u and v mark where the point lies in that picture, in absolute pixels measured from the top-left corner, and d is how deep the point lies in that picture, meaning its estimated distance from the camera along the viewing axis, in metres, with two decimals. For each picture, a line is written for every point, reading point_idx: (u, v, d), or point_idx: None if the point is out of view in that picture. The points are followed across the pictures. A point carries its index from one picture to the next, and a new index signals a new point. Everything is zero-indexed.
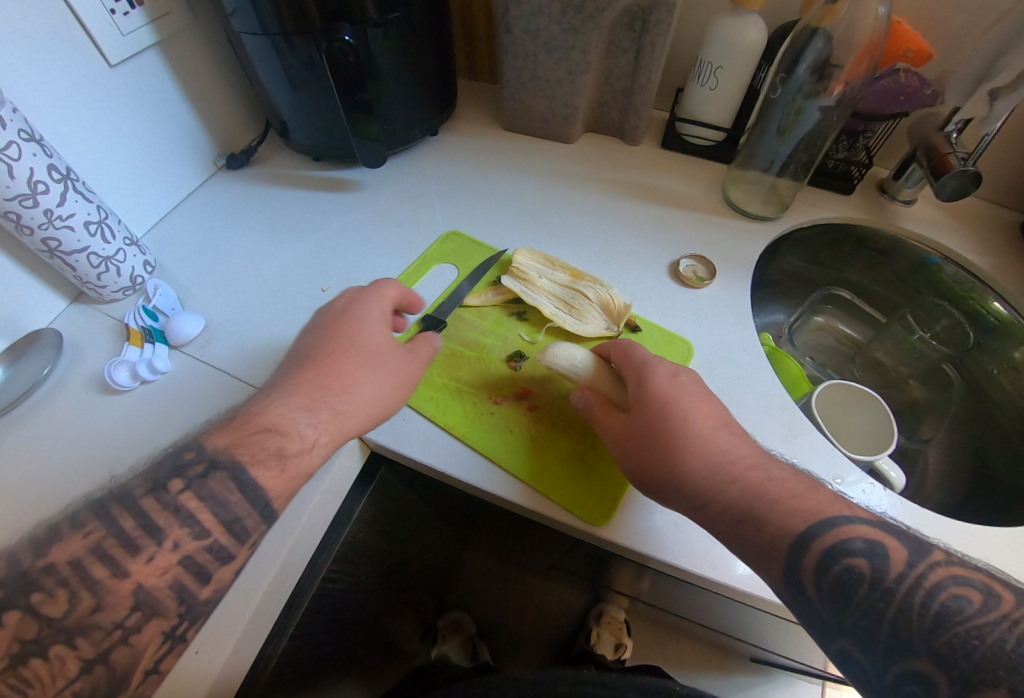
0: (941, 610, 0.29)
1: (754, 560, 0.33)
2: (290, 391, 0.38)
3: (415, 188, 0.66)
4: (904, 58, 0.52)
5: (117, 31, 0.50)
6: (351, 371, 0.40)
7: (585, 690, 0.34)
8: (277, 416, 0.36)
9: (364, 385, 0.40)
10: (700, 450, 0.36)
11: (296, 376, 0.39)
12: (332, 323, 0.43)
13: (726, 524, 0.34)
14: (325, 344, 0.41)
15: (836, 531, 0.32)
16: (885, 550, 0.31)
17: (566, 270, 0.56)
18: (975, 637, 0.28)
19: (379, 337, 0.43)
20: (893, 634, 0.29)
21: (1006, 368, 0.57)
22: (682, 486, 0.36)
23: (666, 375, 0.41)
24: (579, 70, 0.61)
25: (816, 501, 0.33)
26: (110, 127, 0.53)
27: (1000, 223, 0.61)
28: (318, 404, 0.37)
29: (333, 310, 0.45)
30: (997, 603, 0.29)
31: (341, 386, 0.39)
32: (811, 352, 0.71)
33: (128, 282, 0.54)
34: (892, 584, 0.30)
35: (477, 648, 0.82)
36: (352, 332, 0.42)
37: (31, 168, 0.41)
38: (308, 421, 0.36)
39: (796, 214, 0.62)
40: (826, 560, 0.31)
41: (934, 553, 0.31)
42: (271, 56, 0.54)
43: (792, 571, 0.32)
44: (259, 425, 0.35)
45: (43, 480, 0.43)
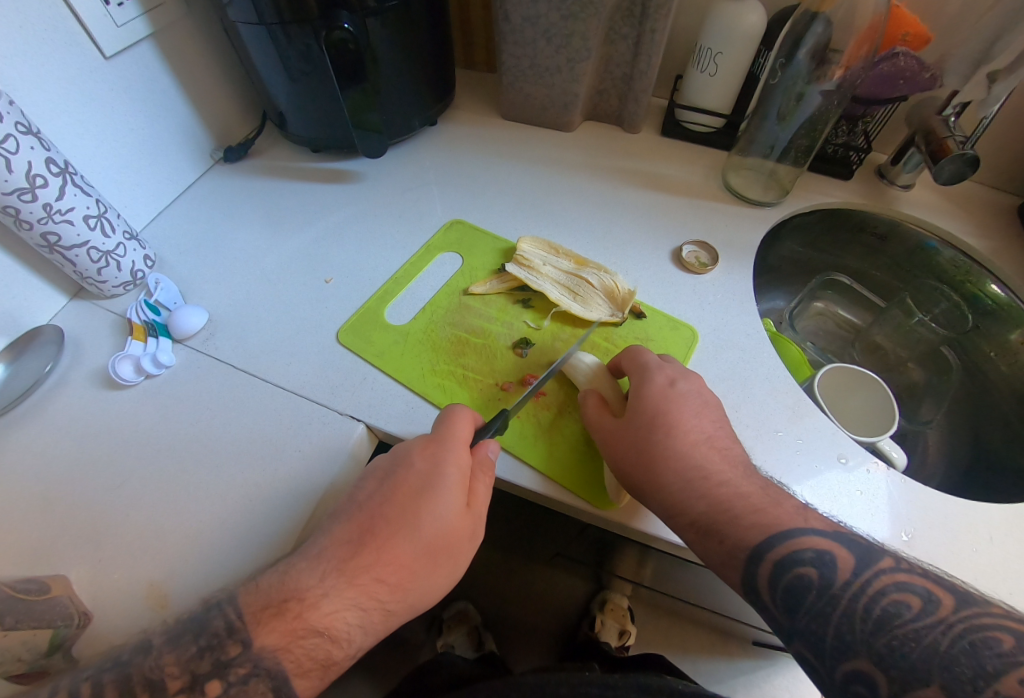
0: (883, 613, 0.31)
1: (717, 569, 0.36)
2: (344, 577, 0.33)
3: (415, 178, 0.66)
4: (903, 40, 0.51)
5: (111, 21, 0.49)
6: (414, 560, 0.35)
7: (587, 690, 0.35)
8: (328, 615, 0.32)
9: (424, 579, 0.35)
10: (677, 464, 0.37)
11: (350, 553, 0.34)
12: (398, 477, 0.37)
13: (693, 536, 0.36)
14: (386, 511, 0.36)
15: (786, 543, 0.34)
16: (834, 560, 0.33)
17: (570, 257, 0.56)
18: (911, 639, 0.30)
19: (442, 515, 0.36)
20: (838, 637, 0.32)
21: (1002, 350, 0.58)
22: (658, 494, 0.37)
23: (661, 385, 0.42)
24: (578, 57, 0.61)
25: (776, 513, 0.35)
26: (106, 120, 0.53)
27: (997, 206, 0.62)
28: (371, 602, 0.33)
29: (415, 453, 0.38)
30: (936, 608, 0.31)
31: (398, 581, 0.34)
32: (812, 336, 0.72)
33: (128, 277, 0.53)
34: (838, 591, 0.33)
35: (483, 638, 0.79)
36: (422, 502, 0.36)
37: (29, 161, 0.41)
38: (356, 621, 0.33)
39: (796, 200, 0.62)
40: (777, 569, 0.34)
41: (880, 561, 0.33)
42: (269, 47, 0.53)
43: (750, 578, 0.35)
44: (309, 626, 0.32)
45: (50, 477, 0.43)
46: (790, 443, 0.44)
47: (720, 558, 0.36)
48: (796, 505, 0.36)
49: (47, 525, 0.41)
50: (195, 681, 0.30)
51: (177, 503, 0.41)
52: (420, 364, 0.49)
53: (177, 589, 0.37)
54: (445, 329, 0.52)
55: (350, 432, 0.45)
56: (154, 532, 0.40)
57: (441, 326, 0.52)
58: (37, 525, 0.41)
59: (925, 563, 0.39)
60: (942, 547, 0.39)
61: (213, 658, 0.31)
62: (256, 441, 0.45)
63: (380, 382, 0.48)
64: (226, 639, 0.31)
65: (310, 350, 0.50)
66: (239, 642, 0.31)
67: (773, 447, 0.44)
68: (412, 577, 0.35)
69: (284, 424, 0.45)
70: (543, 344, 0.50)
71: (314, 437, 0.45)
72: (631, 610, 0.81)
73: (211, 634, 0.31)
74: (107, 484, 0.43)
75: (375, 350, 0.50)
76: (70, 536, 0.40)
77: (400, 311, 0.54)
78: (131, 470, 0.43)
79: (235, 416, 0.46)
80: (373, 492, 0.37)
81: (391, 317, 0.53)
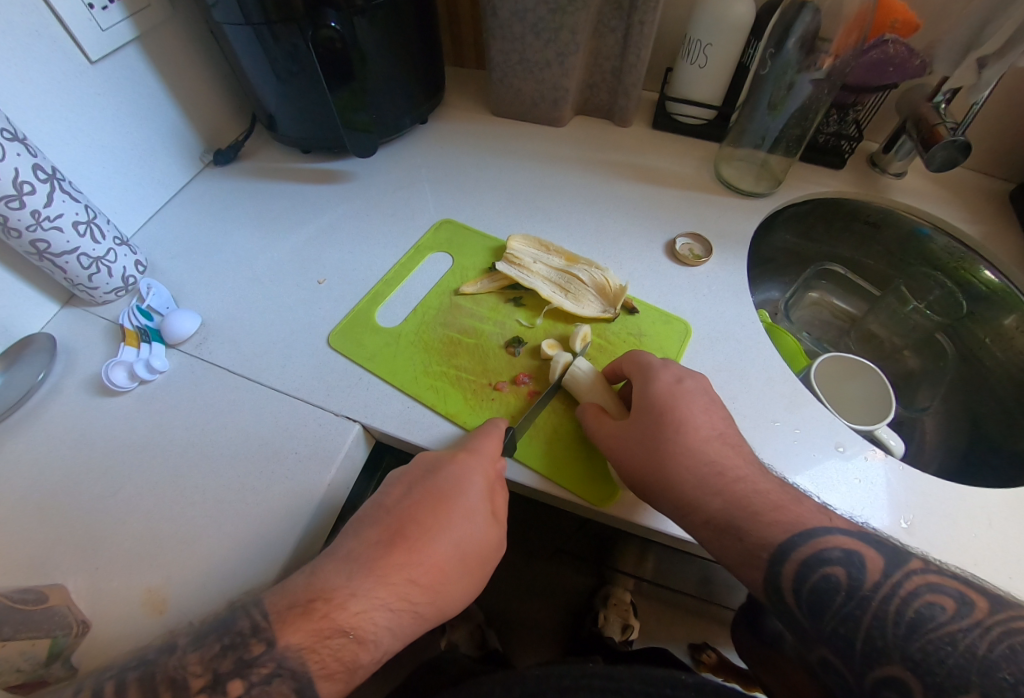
0: (916, 616, 0.31)
1: (737, 568, 0.36)
2: (374, 577, 0.33)
3: (406, 177, 0.65)
4: (892, 28, 0.51)
5: (95, 25, 0.49)
6: (448, 562, 0.35)
7: (593, 683, 0.35)
8: (356, 615, 0.32)
9: (455, 582, 0.35)
10: (687, 460, 0.37)
11: (380, 554, 0.34)
12: (432, 479, 0.38)
13: (708, 534, 0.36)
14: (417, 514, 0.36)
15: (812, 542, 0.34)
16: (862, 561, 0.33)
17: (560, 254, 0.56)
18: (947, 644, 0.30)
19: (475, 514, 0.37)
20: (869, 641, 0.32)
21: (996, 335, 0.58)
22: (671, 494, 0.37)
23: (668, 381, 0.41)
24: (568, 51, 0.60)
25: (797, 511, 0.35)
26: (92, 125, 0.52)
27: (988, 192, 0.62)
28: (401, 603, 0.33)
29: (446, 459, 0.39)
30: (972, 611, 0.30)
31: (431, 583, 0.34)
32: (807, 326, 0.71)
33: (120, 283, 0.53)
34: (868, 592, 0.32)
35: (486, 637, 0.77)
36: (455, 506, 0.36)
37: (16, 168, 0.40)
38: (385, 623, 0.33)
39: (788, 189, 0.62)
40: (803, 568, 0.34)
41: (910, 562, 0.33)
42: (255, 47, 0.53)
43: (773, 579, 0.35)
44: (336, 625, 0.32)
45: (46, 485, 0.43)
46: (787, 433, 0.44)
47: (740, 557, 0.36)
48: (816, 507, 0.36)
49: (44, 534, 0.40)
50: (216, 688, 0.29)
51: (174, 508, 0.41)
52: (413, 365, 0.49)
53: (177, 594, 0.37)
54: (437, 330, 0.51)
55: (346, 432, 0.45)
56: (150, 538, 0.40)
57: (433, 326, 0.52)
58: (34, 533, 0.40)
59: (925, 551, 0.38)
60: (941, 534, 0.39)
61: (236, 656, 0.31)
62: (254, 442, 0.44)
63: (374, 383, 0.48)
64: (254, 638, 0.31)
65: (303, 352, 0.50)
66: (262, 641, 0.31)
67: (772, 437, 0.44)
68: (443, 575, 0.35)
69: (281, 425, 0.45)
70: (535, 342, 0.50)
71: (311, 439, 0.44)
72: (635, 605, 0.79)
73: (235, 633, 0.31)
74: (104, 491, 0.42)
75: (368, 352, 0.50)
76: (66, 544, 0.40)
77: (391, 313, 0.53)
78: (127, 475, 0.43)
79: (232, 418, 0.46)
80: (408, 491, 0.37)
81: (382, 318, 0.53)
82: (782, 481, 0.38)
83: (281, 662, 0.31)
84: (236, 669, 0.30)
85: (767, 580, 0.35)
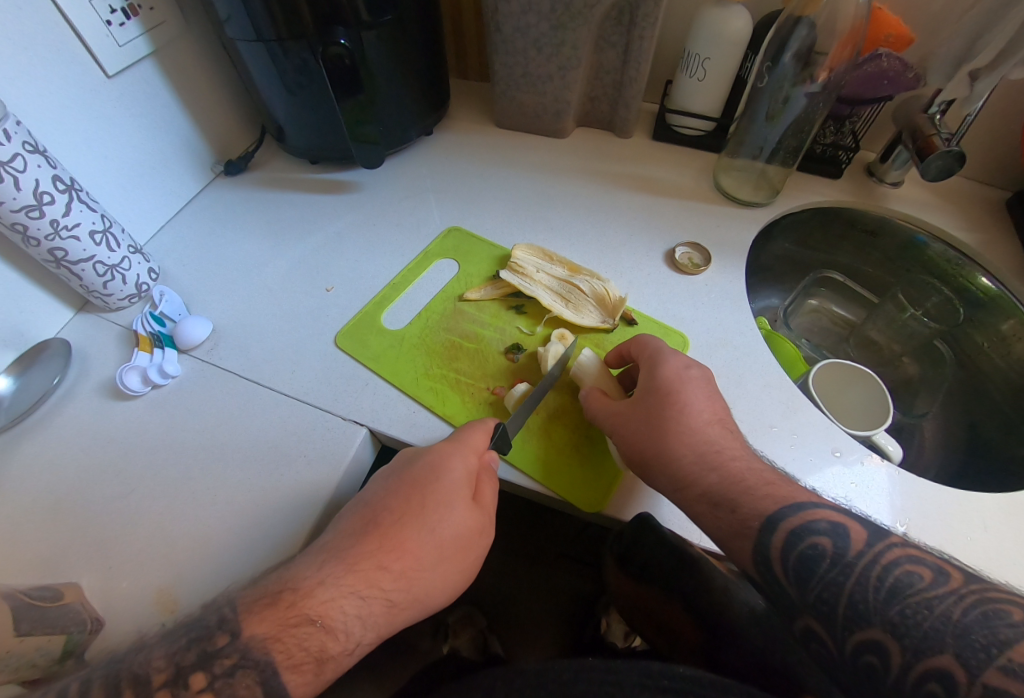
0: (896, 583, 0.31)
1: (725, 541, 0.37)
2: (344, 565, 0.35)
3: (411, 187, 0.67)
4: (886, 42, 0.54)
5: (113, 42, 0.51)
6: (419, 552, 0.36)
7: (590, 675, 0.36)
8: (324, 603, 0.33)
9: (428, 571, 0.36)
10: (688, 438, 0.38)
11: (351, 544, 0.36)
12: (405, 473, 0.39)
13: (702, 508, 0.37)
14: (390, 504, 0.37)
15: (801, 514, 0.35)
16: (847, 532, 0.34)
17: (563, 263, 0.57)
18: (925, 608, 0.30)
19: (449, 507, 0.37)
20: (851, 606, 0.32)
21: (995, 340, 0.59)
22: (668, 468, 0.38)
23: (676, 368, 0.43)
24: (569, 65, 0.62)
25: (789, 489, 0.36)
26: (109, 138, 0.54)
27: (984, 200, 0.63)
28: (371, 590, 0.34)
29: (422, 453, 0.40)
30: (948, 580, 0.31)
31: (401, 572, 0.35)
32: (807, 333, 0.72)
33: (133, 290, 0.54)
34: (852, 559, 0.33)
35: (488, 641, 0.77)
36: (426, 494, 0.37)
37: (37, 179, 0.42)
38: (355, 612, 0.34)
39: (786, 199, 0.63)
40: (791, 537, 0.34)
41: (892, 535, 0.34)
42: (266, 62, 0.54)
43: (762, 549, 0.35)
44: (302, 613, 0.32)
45: (59, 487, 0.44)
46: (785, 438, 0.45)
47: (730, 529, 0.36)
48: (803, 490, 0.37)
49: (58, 534, 0.42)
50: (229, 677, 0.31)
51: (184, 509, 0.42)
52: (417, 368, 0.50)
53: (187, 593, 0.38)
54: (439, 334, 0.53)
55: (353, 436, 0.46)
56: (160, 539, 0.41)
57: (436, 331, 0.53)
58: (48, 533, 0.42)
59: None
60: (938, 536, 0.40)
61: (201, 649, 0.31)
62: (262, 447, 0.46)
63: (380, 387, 0.49)
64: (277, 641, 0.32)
65: (311, 358, 0.51)
66: (228, 632, 0.32)
67: (769, 440, 0.45)
68: (412, 565, 0.35)
69: (288, 430, 0.46)
70: (534, 349, 0.51)
71: (318, 444, 0.45)
72: None
73: (204, 626, 0.32)
74: (117, 492, 0.43)
75: (373, 355, 0.51)
76: (79, 544, 0.41)
77: (396, 317, 0.55)
78: (138, 479, 0.44)
79: (241, 422, 0.47)
80: (387, 485, 0.39)
81: (387, 321, 0.54)
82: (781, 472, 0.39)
83: (244, 653, 0.31)
84: (202, 663, 0.31)
85: (755, 566, 0.35)
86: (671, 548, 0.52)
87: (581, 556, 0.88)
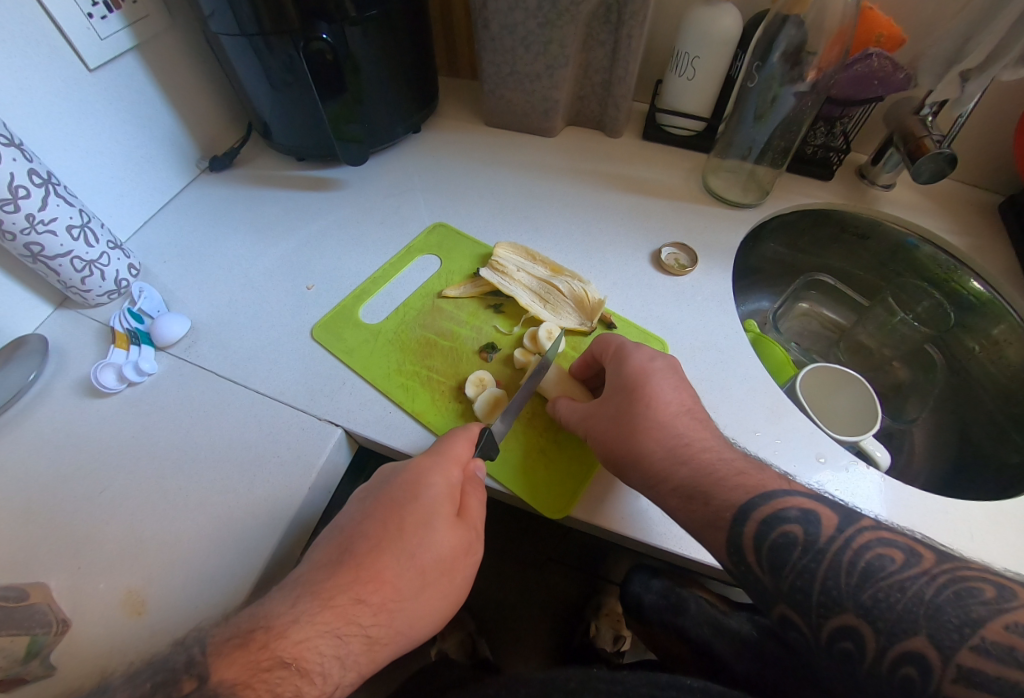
0: (868, 567, 0.30)
1: (699, 534, 0.35)
2: (318, 601, 0.33)
3: (398, 185, 0.66)
4: (877, 43, 0.53)
5: (94, 35, 0.50)
6: (399, 581, 0.35)
7: (596, 685, 0.36)
8: (297, 644, 0.31)
9: (409, 600, 0.35)
10: (658, 432, 0.38)
11: (329, 574, 0.34)
12: (379, 500, 0.37)
13: (675, 502, 0.36)
14: (366, 531, 0.36)
15: (773, 502, 0.33)
16: (818, 518, 0.33)
17: (545, 264, 0.56)
18: (897, 590, 0.29)
19: (431, 532, 0.36)
20: (824, 592, 0.30)
21: (986, 344, 0.58)
22: (640, 466, 0.37)
23: (641, 361, 0.42)
24: (557, 64, 0.62)
25: (760, 477, 0.35)
26: (88, 129, 0.53)
27: (976, 204, 0.62)
28: (349, 627, 0.33)
29: (398, 473, 0.39)
30: (919, 560, 0.30)
31: (380, 602, 0.34)
32: (797, 337, 0.71)
33: (113, 286, 0.54)
34: (823, 546, 0.31)
35: (477, 645, 0.76)
36: (402, 518, 0.36)
37: (11, 172, 0.41)
38: (332, 651, 0.32)
39: (775, 201, 0.62)
40: (764, 527, 0.33)
41: (862, 519, 0.32)
42: (251, 58, 0.54)
43: (735, 539, 0.33)
44: (275, 657, 0.31)
45: (31, 485, 0.43)
46: (769, 442, 0.44)
47: (703, 523, 0.35)
48: (779, 475, 0.36)
49: (27, 533, 0.41)
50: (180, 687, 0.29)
51: (157, 510, 0.42)
52: (387, 363, 0.50)
53: (156, 596, 0.38)
54: (415, 330, 0.52)
55: (328, 436, 0.45)
56: (132, 540, 0.40)
57: (411, 327, 0.53)
58: (18, 531, 0.41)
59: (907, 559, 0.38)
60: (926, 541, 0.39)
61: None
62: (237, 447, 0.45)
63: (353, 384, 0.49)
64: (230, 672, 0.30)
65: (290, 355, 0.51)
66: (195, 676, 0.29)
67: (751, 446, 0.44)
68: (396, 593, 0.34)
69: (263, 430, 0.46)
70: (508, 349, 0.51)
71: (292, 443, 0.45)
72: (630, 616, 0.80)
73: (169, 669, 0.30)
74: (89, 492, 0.43)
75: (346, 347, 0.51)
76: (50, 544, 0.40)
77: (373, 311, 0.54)
78: (112, 477, 0.44)
79: (216, 421, 0.47)
80: (362, 512, 0.37)
81: (366, 315, 0.54)
82: (756, 460, 0.38)
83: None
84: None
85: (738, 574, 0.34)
86: (660, 587, 0.54)
87: (568, 560, 0.87)
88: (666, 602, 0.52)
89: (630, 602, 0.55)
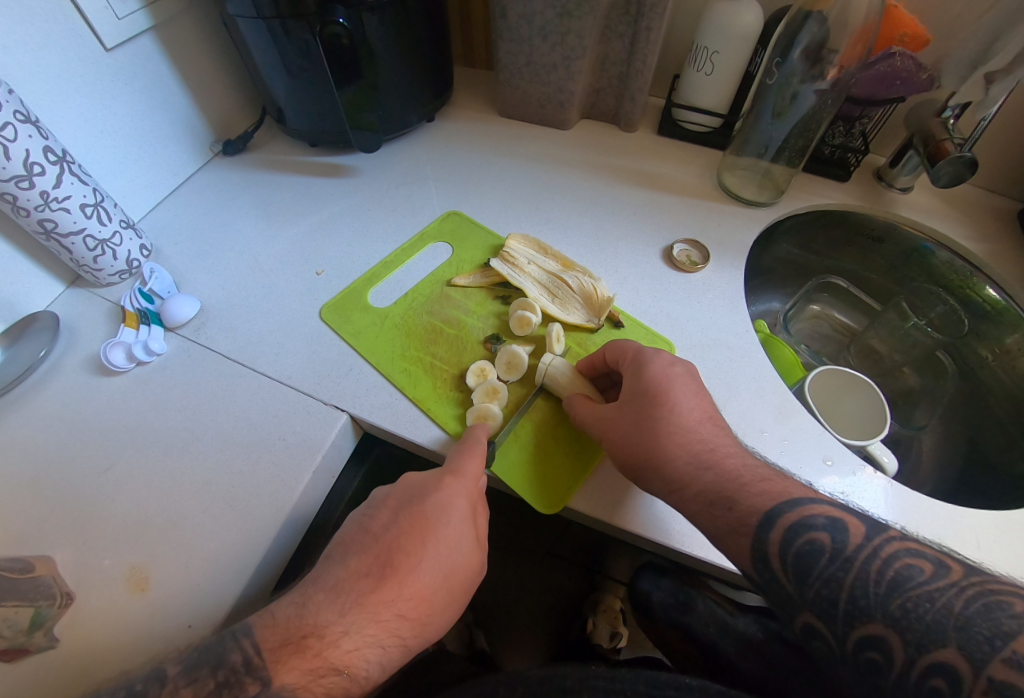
0: (896, 576, 0.29)
1: (723, 542, 0.34)
2: (365, 613, 0.33)
3: (409, 173, 0.66)
4: (901, 41, 0.50)
5: (112, 14, 0.50)
6: (433, 594, 0.35)
7: (593, 685, 0.36)
8: (348, 653, 0.32)
9: (441, 612, 0.36)
10: (680, 438, 0.37)
11: (368, 588, 0.34)
12: (412, 512, 0.37)
13: (698, 508, 0.35)
14: (401, 545, 0.36)
15: (798, 509, 0.33)
16: (845, 526, 0.32)
17: (557, 258, 0.56)
18: (925, 601, 0.28)
19: (461, 545, 0.37)
20: (851, 601, 0.30)
21: (998, 353, 0.58)
22: (661, 471, 0.37)
23: (661, 367, 0.41)
24: (574, 55, 0.61)
25: (785, 485, 0.35)
26: (103, 109, 0.53)
27: (994, 209, 0.61)
28: (391, 638, 0.34)
29: (428, 485, 0.38)
30: (947, 572, 0.29)
31: (417, 615, 0.35)
32: (807, 339, 0.70)
33: (124, 266, 0.54)
34: (851, 554, 0.31)
35: (474, 636, 0.78)
36: (439, 535, 0.36)
37: (27, 149, 0.42)
38: (377, 659, 0.33)
39: (790, 201, 0.62)
40: (788, 535, 0.32)
41: (890, 529, 0.31)
42: (266, 41, 0.54)
43: (761, 552, 0.33)
44: (328, 664, 0.31)
45: (39, 461, 0.44)
46: (775, 443, 0.44)
47: (727, 526, 0.34)
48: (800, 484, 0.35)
49: (33, 509, 0.41)
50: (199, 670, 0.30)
51: (162, 490, 0.42)
52: (392, 348, 0.50)
53: (159, 574, 0.38)
54: (422, 317, 0.52)
55: (334, 421, 0.45)
56: (137, 520, 0.40)
57: (418, 314, 0.53)
58: (25, 506, 0.41)
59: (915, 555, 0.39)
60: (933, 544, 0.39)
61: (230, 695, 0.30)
62: (243, 429, 0.45)
63: (358, 369, 0.49)
64: (245, 676, 0.30)
65: (298, 339, 0.51)
66: (258, 680, 0.30)
67: (758, 446, 0.44)
68: (430, 605, 0.35)
69: (270, 414, 0.46)
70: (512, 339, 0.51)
71: (297, 427, 0.45)
72: (625, 613, 0.80)
73: (229, 669, 0.30)
74: (95, 470, 0.43)
75: (354, 330, 0.51)
76: (56, 521, 0.40)
77: (382, 296, 0.55)
78: (118, 455, 0.44)
79: (224, 403, 0.47)
80: (393, 520, 0.37)
81: (374, 299, 0.54)
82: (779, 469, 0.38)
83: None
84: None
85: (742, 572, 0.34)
86: (669, 586, 0.54)
87: (564, 554, 0.85)
88: (675, 600, 0.53)
89: (638, 600, 0.55)
